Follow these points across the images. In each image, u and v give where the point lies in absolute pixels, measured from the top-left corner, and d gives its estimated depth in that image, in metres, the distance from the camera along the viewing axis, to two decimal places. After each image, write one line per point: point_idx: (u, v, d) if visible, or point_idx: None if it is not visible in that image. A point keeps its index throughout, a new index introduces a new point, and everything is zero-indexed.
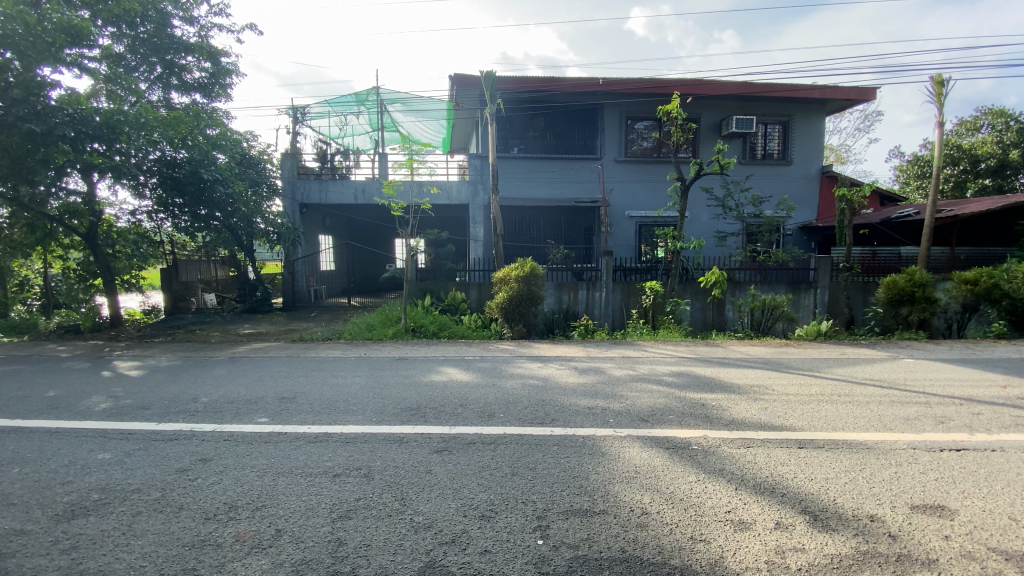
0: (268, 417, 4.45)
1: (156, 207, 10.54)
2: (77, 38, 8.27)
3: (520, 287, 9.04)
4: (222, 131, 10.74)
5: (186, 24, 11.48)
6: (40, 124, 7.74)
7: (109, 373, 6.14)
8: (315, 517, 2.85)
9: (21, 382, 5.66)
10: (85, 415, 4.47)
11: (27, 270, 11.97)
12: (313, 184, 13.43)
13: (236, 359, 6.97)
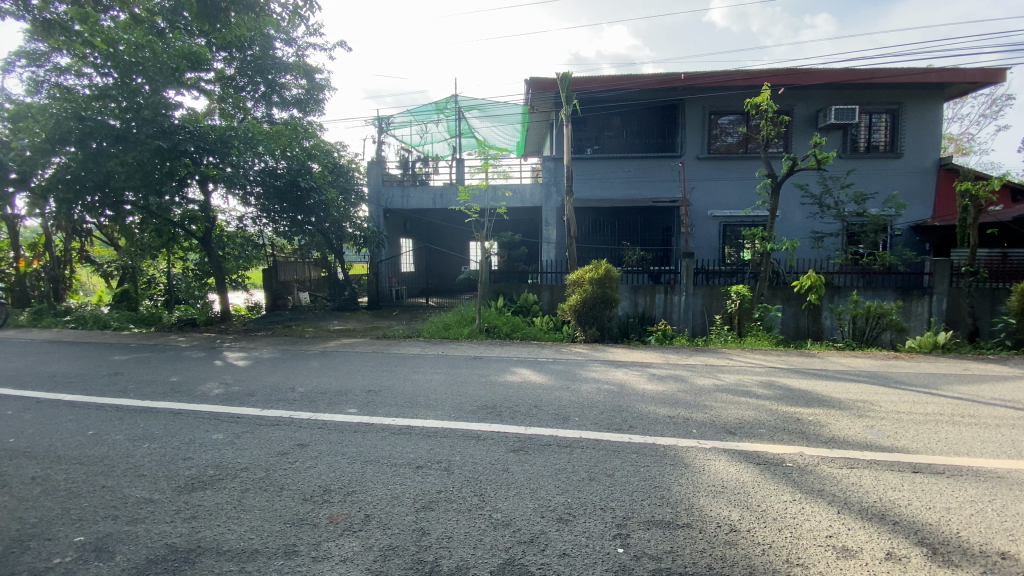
0: (356, 408, 4.73)
1: (260, 214, 11.45)
2: (195, 62, 9.41)
3: (594, 290, 8.89)
4: (316, 143, 11.61)
5: (286, 45, 12.52)
6: (167, 141, 8.81)
7: (221, 362, 6.83)
8: (401, 506, 2.98)
9: (153, 368, 6.45)
10: (202, 398, 5.01)
11: (154, 270, 13.45)
12: (396, 190, 14.10)
13: (327, 353, 7.48)
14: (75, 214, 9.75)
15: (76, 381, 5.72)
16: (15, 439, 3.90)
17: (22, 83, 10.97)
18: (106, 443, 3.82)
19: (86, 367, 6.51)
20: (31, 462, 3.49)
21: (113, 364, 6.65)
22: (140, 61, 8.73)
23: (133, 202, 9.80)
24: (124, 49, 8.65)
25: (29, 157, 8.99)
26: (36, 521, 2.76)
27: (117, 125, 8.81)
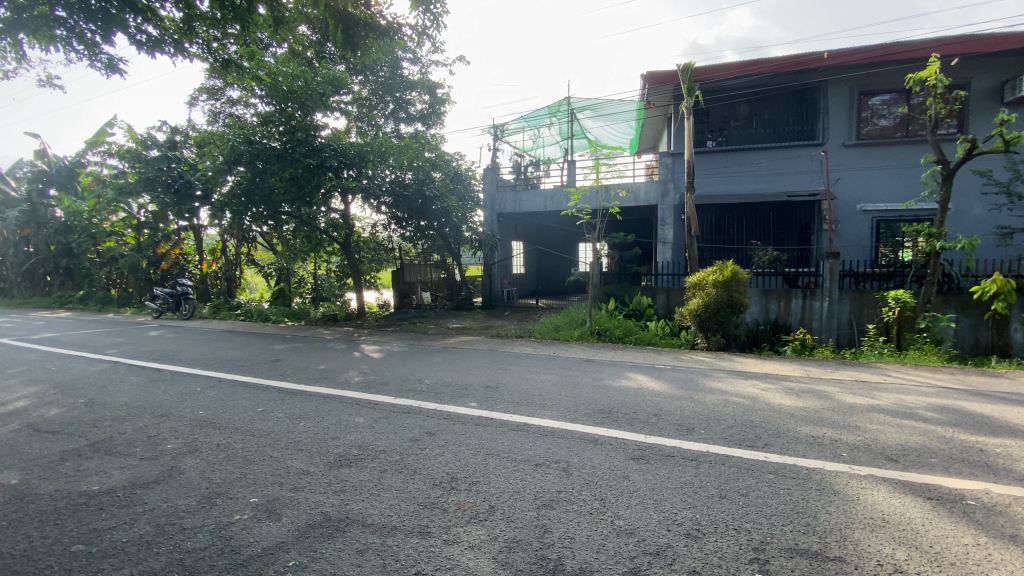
0: (477, 402, 4.95)
1: (390, 221, 12.60)
2: (336, 85, 10.55)
3: (719, 293, 8.30)
4: (439, 152, 12.38)
5: (413, 64, 13.53)
6: (316, 159, 10.02)
7: (358, 354, 7.59)
8: (523, 501, 3.04)
9: (305, 356, 7.37)
10: (345, 385, 5.62)
11: (304, 272, 15.34)
12: (508, 195, 14.53)
13: (448, 350, 7.95)
14: (244, 224, 11.47)
15: (247, 366, 6.73)
16: (206, 411, 4.70)
17: (207, 115, 13.20)
18: (271, 420, 4.43)
19: (254, 353, 7.64)
20: (217, 431, 4.16)
21: (274, 352, 7.73)
22: (295, 90, 10.01)
23: (288, 213, 11.23)
24: (282, 79, 9.93)
25: (213, 176, 10.76)
26: (222, 480, 3.26)
27: (276, 145, 10.19)
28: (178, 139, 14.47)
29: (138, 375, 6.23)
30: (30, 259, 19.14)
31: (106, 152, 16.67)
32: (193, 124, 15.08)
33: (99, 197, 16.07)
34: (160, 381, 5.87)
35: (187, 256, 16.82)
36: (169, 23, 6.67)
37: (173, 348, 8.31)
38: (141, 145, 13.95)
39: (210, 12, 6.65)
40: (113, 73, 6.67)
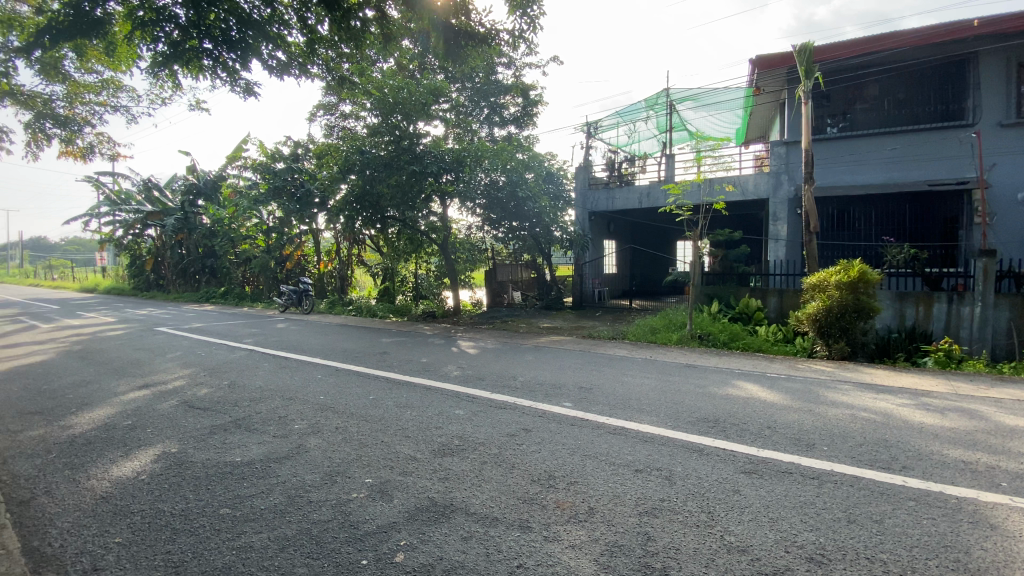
0: (572, 403, 4.92)
1: (483, 223, 12.94)
2: (437, 94, 11.07)
3: (844, 296, 7.49)
4: (532, 153, 12.48)
5: (508, 68, 13.80)
6: (419, 165, 10.61)
7: (456, 349, 7.91)
8: (623, 506, 2.97)
9: (408, 350, 7.83)
10: (445, 379, 5.88)
11: (405, 272, 16.28)
12: (601, 193, 14.27)
13: (542, 348, 8.00)
14: (355, 227, 12.45)
15: (358, 357, 7.31)
16: (326, 396, 5.18)
17: (324, 129, 14.52)
18: (381, 407, 4.77)
19: (364, 346, 8.27)
20: (335, 415, 4.57)
21: (381, 345, 8.31)
22: (399, 100, 10.61)
23: (393, 216, 12.01)
24: (389, 91, 10.55)
25: (329, 184, 11.83)
26: (340, 460, 3.56)
27: (384, 154, 10.93)
28: (300, 152, 16.07)
29: (269, 362, 7.03)
30: (185, 259, 22.41)
31: (243, 166, 19.01)
32: (312, 137, 16.67)
33: (237, 205, 18.37)
34: (287, 368, 6.57)
35: (306, 257, 18.64)
36: (294, 48, 7.38)
37: (295, 339, 9.25)
38: (271, 158, 15.70)
39: (329, 34, 7.28)
40: (250, 96, 7.57)
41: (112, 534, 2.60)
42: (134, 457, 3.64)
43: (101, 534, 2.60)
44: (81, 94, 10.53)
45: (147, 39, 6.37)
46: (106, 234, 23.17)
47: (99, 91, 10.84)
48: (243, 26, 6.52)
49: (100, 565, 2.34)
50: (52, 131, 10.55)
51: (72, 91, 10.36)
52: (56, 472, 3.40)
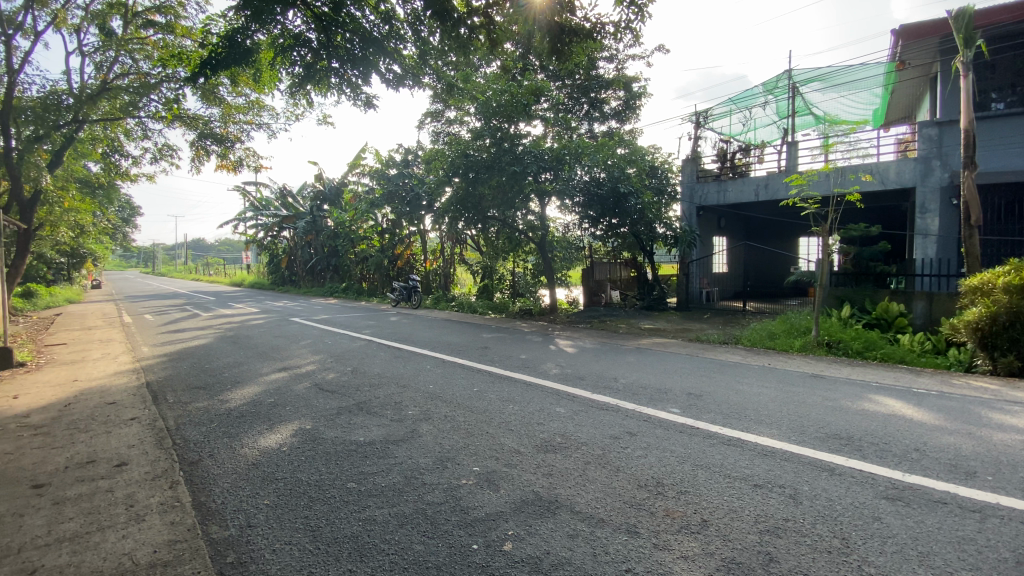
0: (679, 408, 4.70)
1: (580, 220, 12.56)
2: (538, 94, 11.15)
3: (1015, 302, 6.29)
4: (634, 148, 12.10)
5: (609, 62, 13.52)
6: (520, 165, 10.78)
7: (555, 347, 7.94)
8: (741, 522, 2.77)
9: (508, 346, 8.01)
10: (546, 376, 5.92)
11: (503, 270, 16.67)
12: (711, 186, 13.42)
13: (643, 350, 7.75)
14: (458, 226, 13.01)
15: (462, 351, 7.64)
16: (434, 386, 5.48)
17: (431, 134, 15.37)
18: (485, 399, 4.93)
19: (467, 340, 8.63)
20: (444, 404, 4.81)
21: (482, 341, 8.60)
22: (502, 104, 10.82)
23: (494, 216, 12.36)
24: (492, 95, 10.78)
25: (436, 186, 12.48)
26: (450, 447, 3.75)
27: (487, 156, 11.26)
28: (409, 158, 17.16)
29: (383, 352, 7.61)
30: (312, 258, 25.07)
31: (361, 172, 20.82)
32: (421, 143, 17.72)
33: (356, 209, 20.13)
34: (399, 358, 7.07)
35: (414, 256, 19.88)
36: (408, 61, 7.83)
37: (405, 331, 9.92)
38: (384, 164, 16.96)
39: (439, 45, 7.65)
40: (369, 109, 8.21)
41: (261, 496, 2.97)
42: (276, 431, 4.14)
43: (253, 496, 2.99)
44: (234, 115, 12.21)
45: (286, 63, 7.18)
46: (251, 235, 26.70)
47: (247, 112, 12.49)
48: (365, 44, 7.08)
49: (254, 522, 2.68)
50: (212, 148, 12.37)
51: (227, 113, 12.06)
52: (218, 439, 3.97)
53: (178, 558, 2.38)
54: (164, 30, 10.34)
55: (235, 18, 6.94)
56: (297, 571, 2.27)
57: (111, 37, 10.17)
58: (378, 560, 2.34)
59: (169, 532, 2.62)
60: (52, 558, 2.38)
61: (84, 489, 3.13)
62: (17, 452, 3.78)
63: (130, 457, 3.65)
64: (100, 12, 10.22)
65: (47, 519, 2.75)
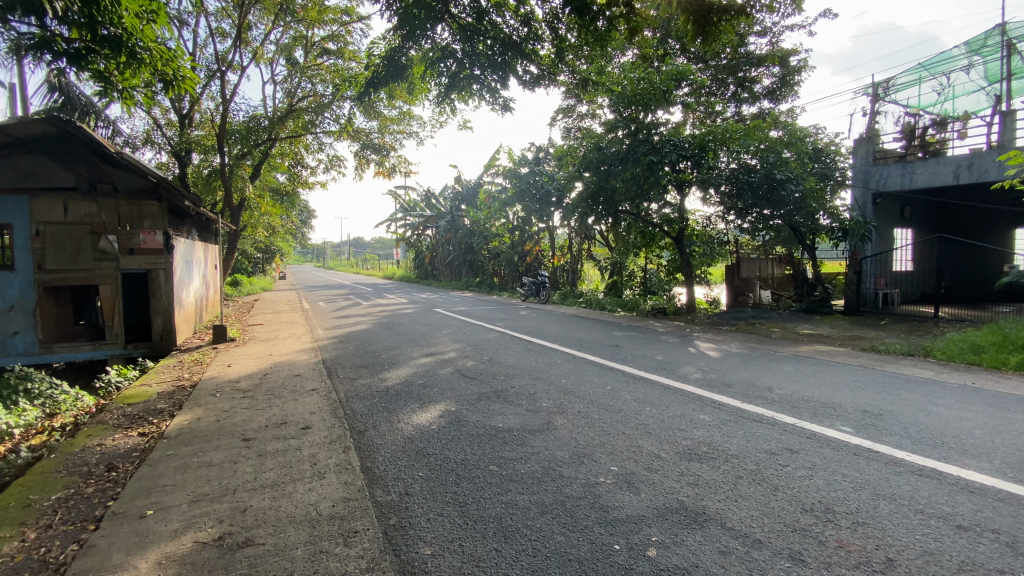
0: (851, 427, 4.07)
1: (725, 211, 11.46)
2: (679, 79, 10.47)
3: None
4: (792, 130, 10.72)
5: (762, 37, 12.18)
6: (657, 155, 10.25)
7: (694, 350, 7.44)
8: (939, 567, 2.29)
9: (643, 346, 7.71)
10: (687, 380, 5.57)
11: (635, 267, 16.08)
12: (893, 168, 11.39)
13: (801, 358, 6.88)
14: (588, 221, 12.87)
15: (595, 348, 7.55)
16: (568, 381, 5.49)
17: (563, 131, 15.39)
18: (621, 399, 4.80)
19: (598, 338, 8.51)
20: (578, 400, 4.80)
21: (615, 339, 8.41)
22: (638, 93, 10.40)
23: (626, 210, 11.98)
24: (628, 85, 10.41)
25: (567, 182, 12.51)
26: (586, 443, 3.71)
27: (622, 148, 10.92)
28: (541, 155, 17.46)
29: (517, 344, 7.85)
30: (450, 254, 26.88)
31: (495, 172, 21.72)
32: (552, 141, 17.87)
33: (490, 207, 21.06)
34: (532, 351, 7.23)
35: (543, 252, 20.16)
36: (545, 60, 7.91)
37: (536, 325, 10.12)
38: (517, 163, 17.46)
39: (576, 40, 7.59)
40: (506, 112, 8.47)
41: (416, 469, 3.25)
42: (426, 411, 4.51)
43: (409, 468, 3.28)
44: (388, 126, 13.58)
45: (434, 75, 7.73)
46: (400, 234, 29.58)
47: (399, 122, 13.81)
48: (504, 48, 7.29)
49: (411, 491, 2.95)
50: (371, 157, 13.93)
51: (384, 124, 13.47)
52: (378, 413, 4.46)
53: (351, 514, 2.70)
54: (335, 55, 11.86)
55: (394, 39, 7.65)
56: (448, 542, 2.43)
57: (295, 66, 11.99)
58: (521, 544, 2.40)
59: (344, 490, 2.98)
60: (257, 501, 2.87)
61: (279, 445, 3.73)
62: (232, 410, 4.66)
63: (312, 422, 4.26)
64: (287, 46, 12.09)
65: (254, 468, 3.33)
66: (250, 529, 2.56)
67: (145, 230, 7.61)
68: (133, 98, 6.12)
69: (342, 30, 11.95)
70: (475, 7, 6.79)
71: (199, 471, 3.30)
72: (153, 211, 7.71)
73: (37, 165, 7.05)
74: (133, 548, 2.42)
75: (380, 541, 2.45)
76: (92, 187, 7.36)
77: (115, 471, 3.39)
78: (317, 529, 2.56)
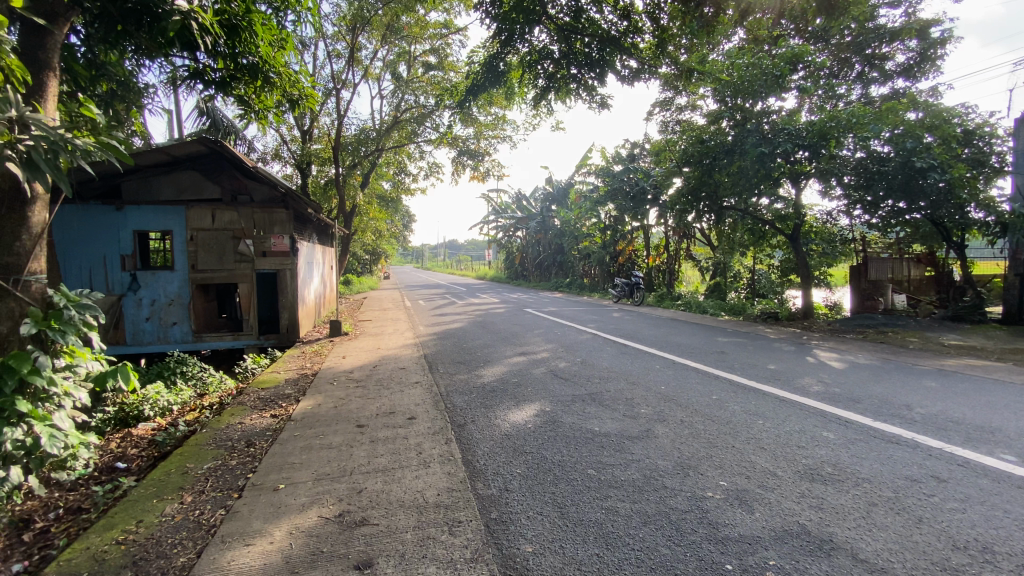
0: (1017, 456, 3.44)
1: (850, 206, 10.26)
2: (794, 62, 9.57)
3: None
4: (935, 110, 9.35)
5: (895, 8, 10.73)
6: (769, 146, 9.45)
7: (813, 359, 6.75)
8: None
9: (752, 353, 7.16)
10: (804, 393, 5.07)
11: (741, 267, 15.02)
12: None
13: (947, 373, 5.96)
14: (689, 219, 12.28)
15: (697, 354, 7.14)
16: (668, 388, 5.24)
17: (660, 125, 14.78)
18: (728, 410, 4.49)
19: (700, 343, 8.05)
20: (680, 408, 4.56)
21: (719, 345, 7.91)
22: (747, 79, 9.68)
23: (731, 206, 11.23)
24: (735, 72, 9.78)
25: (664, 179, 12.02)
26: (691, 454, 3.51)
27: (727, 139, 10.23)
28: (637, 152, 16.95)
29: (612, 347, 7.67)
30: (541, 254, 27.06)
31: (587, 172, 21.46)
32: (648, 137, 17.25)
33: (582, 207, 20.86)
34: (628, 355, 7.03)
35: (637, 252, 19.37)
36: (646, 53, 7.62)
37: (632, 328, 9.83)
38: (611, 161, 17.09)
39: (680, 29, 7.23)
40: (603, 109, 8.32)
41: (514, 466, 3.30)
42: (523, 409, 4.56)
43: (507, 464, 3.33)
44: (484, 132, 14.00)
45: (531, 77, 7.80)
46: (492, 235, 30.34)
47: (494, 128, 14.18)
48: (602, 44, 7.13)
49: (510, 487, 2.99)
50: (467, 162, 14.46)
51: (480, 130, 13.91)
52: (477, 408, 4.59)
53: (455, 504, 2.81)
54: (436, 67, 12.48)
55: (492, 47, 7.89)
56: (549, 541, 2.42)
57: (400, 80, 12.81)
58: (624, 553, 2.33)
59: (447, 481, 3.11)
60: (371, 483, 3.09)
61: (389, 433, 3.99)
62: (348, 398, 5.07)
63: (416, 413, 4.50)
64: (393, 61, 12.94)
65: (367, 453, 3.59)
66: (366, 510, 2.76)
67: (275, 236, 8.55)
68: (267, 119, 6.86)
69: (442, 43, 12.55)
70: (573, 6, 6.72)
71: (321, 452, 3.63)
72: (282, 219, 8.62)
73: (191, 179, 8.19)
74: (268, 517, 2.72)
75: (482, 533, 2.51)
76: (234, 198, 8.43)
77: (253, 447, 3.84)
78: (424, 515, 2.69)
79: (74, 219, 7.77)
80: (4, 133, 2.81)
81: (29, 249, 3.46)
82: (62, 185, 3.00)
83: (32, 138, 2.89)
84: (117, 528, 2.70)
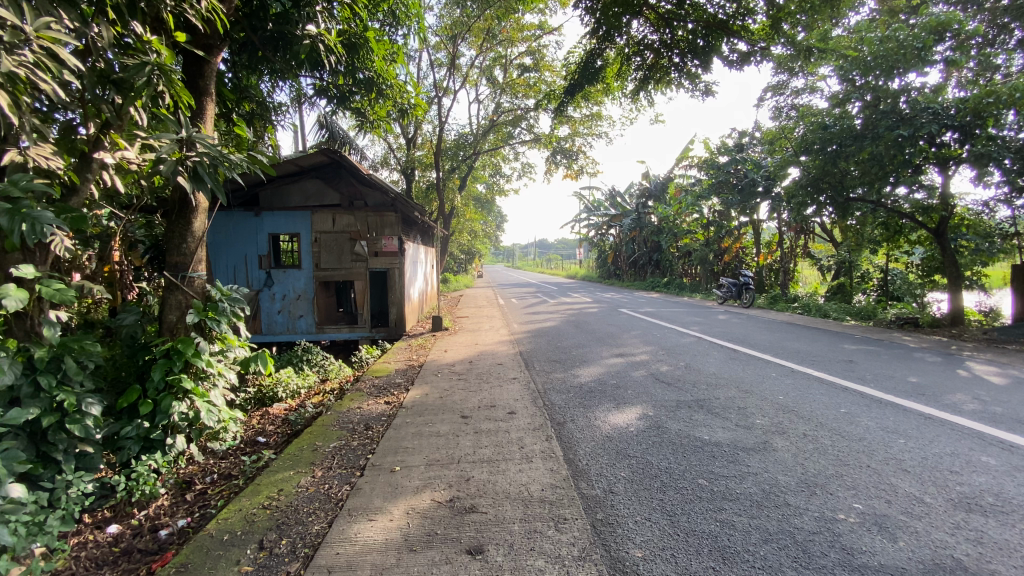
0: None
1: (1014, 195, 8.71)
2: (939, 31, 8.32)
3: None
4: None
5: None
6: (909, 128, 8.31)
7: (966, 373, 5.81)
8: None
9: (886, 364, 6.34)
10: (956, 411, 4.39)
11: (870, 266, 13.36)
12: None
13: None
14: (807, 213, 11.17)
15: (818, 362, 6.49)
16: (787, 399, 4.81)
17: (773, 112, 13.63)
18: (859, 426, 4.03)
19: (823, 350, 7.29)
20: (801, 421, 4.18)
21: (845, 353, 7.10)
22: (881, 55, 8.64)
23: (859, 198, 10.04)
24: (866, 48, 8.77)
25: (779, 169, 11.05)
26: (816, 471, 3.20)
27: (854, 124, 9.15)
28: (745, 142, 15.77)
29: (719, 351, 7.21)
30: (637, 253, 26.17)
31: (688, 165, 20.41)
32: (758, 125, 15.99)
33: (682, 203, 19.87)
34: (737, 361, 6.57)
35: (745, 249, 18.03)
36: (757, 32, 7.03)
37: (740, 332, 9.16)
38: (715, 153, 16.09)
39: (799, 4, 6.55)
40: (708, 97, 7.86)
41: (617, 469, 3.24)
42: (624, 412, 4.46)
43: (611, 466, 3.29)
44: (579, 129, 13.90)
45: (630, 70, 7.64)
46: (585, 233, 29.98)
47: (589, 124, 14.01)
48: (708, 30, 6.70)
49: (615, 490, 2.95)
50: (560, 161, 14.46)
51: (574, 128, 13.83)
52: (576, 408, 4.57)
53: (560, 501, 2.82)
54: (531, 68, 12.61)
55: (590, 44, 7.85)
56: (659, 549, 2.35)
57: (497, 84, 13.14)
58: (743, 569, 2.19)
59: (551, 477, 3.13)
60: (477, 472, 3.21)
61: (491, 426, 4.12)
62: (451, 390, 5.31)
63: (516, 408, 4.59)
64: (489, 66, 13.30)
65: (472, 443, 3.74)
66: (474, 497, 2.88)
67: (385, 237, 9.20)
68: (380, 129, 7.39)
69: (537, 44, 12.65)
70: None
71: (430, 439, 3.84)
72: (391, 221, 9.24)
73: (315, 187, 9.11)
74: (387, 496, 2.93)
75: (589, 533, 2.50)
76: (351, 203, 9.22)
77: (371, 430, 4.16)
78: (530, 509, 2.74)
79: (223, 225, 8.97)
80: (177, 151, 3.31)
81: (193, 249, 4.06)
82: (220, 194, 3.48)
83: (199, 153, 3.39)
84: (262, 494, 3.08)
